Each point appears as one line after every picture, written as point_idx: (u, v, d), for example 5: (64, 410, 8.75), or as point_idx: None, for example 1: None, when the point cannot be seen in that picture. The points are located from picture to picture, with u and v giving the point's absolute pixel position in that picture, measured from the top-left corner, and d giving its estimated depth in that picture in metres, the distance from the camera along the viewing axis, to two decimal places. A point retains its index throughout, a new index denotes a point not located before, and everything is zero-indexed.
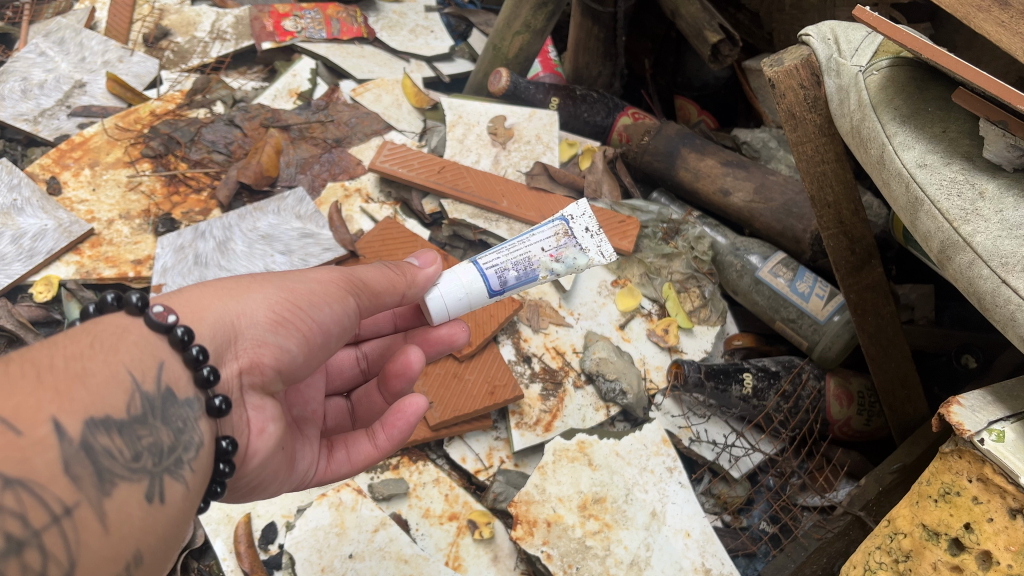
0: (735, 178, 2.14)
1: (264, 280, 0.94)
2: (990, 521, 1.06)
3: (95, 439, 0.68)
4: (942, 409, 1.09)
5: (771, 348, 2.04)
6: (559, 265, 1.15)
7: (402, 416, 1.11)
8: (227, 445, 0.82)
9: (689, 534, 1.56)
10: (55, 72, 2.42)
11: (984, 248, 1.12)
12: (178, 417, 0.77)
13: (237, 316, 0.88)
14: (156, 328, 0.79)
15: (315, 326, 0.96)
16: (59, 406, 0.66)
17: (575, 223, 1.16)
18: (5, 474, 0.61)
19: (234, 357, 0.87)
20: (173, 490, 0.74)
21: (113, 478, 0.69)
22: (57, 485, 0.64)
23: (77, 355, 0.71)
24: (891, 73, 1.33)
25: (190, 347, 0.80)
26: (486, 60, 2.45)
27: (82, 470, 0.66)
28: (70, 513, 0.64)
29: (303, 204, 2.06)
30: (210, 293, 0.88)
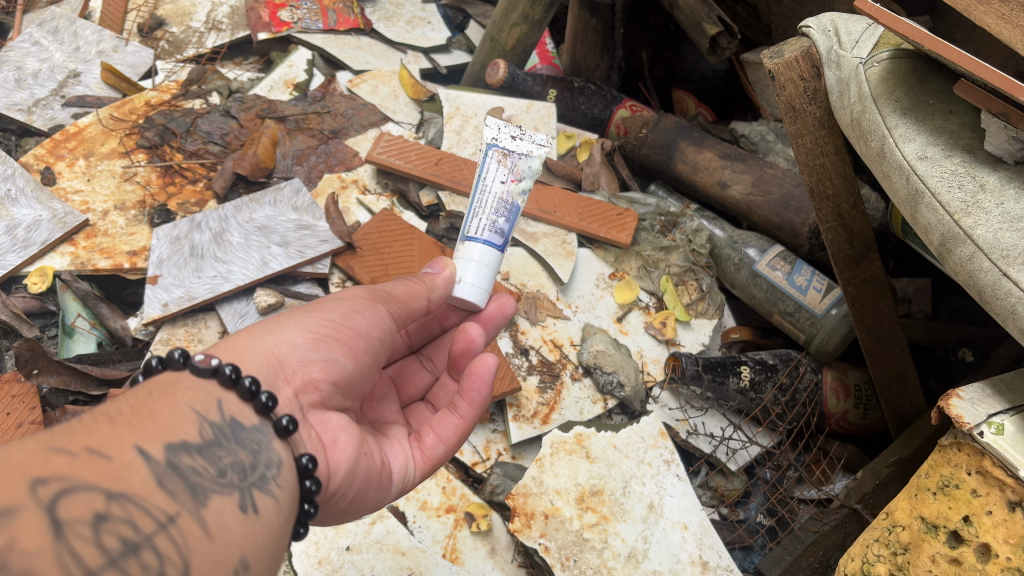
0: (733, 171, 2.14)
1: (293, 312, 0.95)
2: (989, 514, 1.05)
3: (180, 458, 0.69)
4: (941, 402, 1.08)
5: (767, 341, 2.03)
6: (523, 181, 1.26)
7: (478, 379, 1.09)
8: (307, 462, 0.81)
9: (686, 527, 1.56)
10: (48, 62, 2.40)
11: (985, 240, 1.11)
12: (251, 440, 0.78)
13: (277, 346, 0.88)
14: (203, 372, 0.79)
15: (354, 334, 0.96)
16: (139, 435, 0.68)
17: (502, 142, 1.25)
18: (106, 488, 0.62)
19: (288, 384, 0.87)
20: (264, 502, 0.74)
21: (205, 493, 0.69)
22: (157, 498, 0.65)
23: (141, 402, 0.73)
24: (892, 64, 1.33)
25: (242, 380, 0.80)
26: (484, 52, 2.44)
27: (176, 485, 0.67)
28: (174, 521, 0.65)
29: (299, 195, 2.05)
30: (246, 335, 0.88)
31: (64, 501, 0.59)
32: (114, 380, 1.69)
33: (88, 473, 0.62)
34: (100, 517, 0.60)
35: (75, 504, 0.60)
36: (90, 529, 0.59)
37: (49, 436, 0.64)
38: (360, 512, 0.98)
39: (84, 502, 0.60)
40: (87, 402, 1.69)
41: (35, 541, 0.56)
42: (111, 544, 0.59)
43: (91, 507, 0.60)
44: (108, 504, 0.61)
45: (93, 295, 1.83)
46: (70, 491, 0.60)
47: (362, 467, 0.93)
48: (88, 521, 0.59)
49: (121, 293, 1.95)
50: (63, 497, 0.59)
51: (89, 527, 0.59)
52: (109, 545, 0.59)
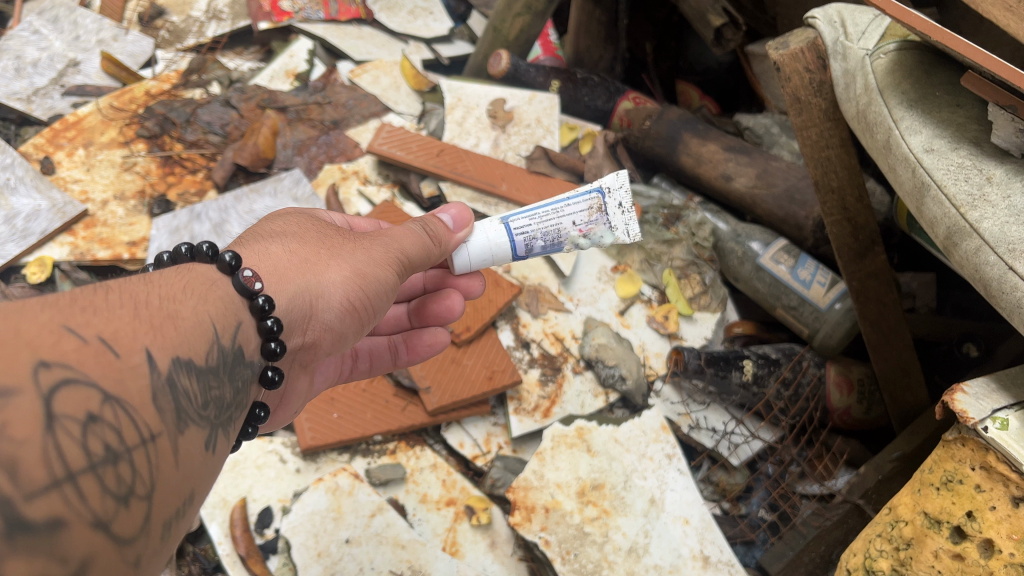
0: (738, 164, 2.12)
1: (340, 255, 1.00)
2: (993, 509, 1.04)
3: (179, 377, 0.67)
4: (946, 396, 1.07)
5: (771, 335, 2.01)
6: (586, 240, 1.20)
7: (432, 348, 1.38)
8: (262, 412, 0.88)
9: (688, 521, 1.55)
10: (48, 50, 2.38)
11: (992, 234, 1.10)
12: (240, 375, 0.80)
13: (313, 296, 0.95)
14: (241, 291, 0.83)
15: (371, 312, 1.04)
16: (152, 339, 0.66)
17: (609, 198, 1.18)
18: (104, 389, 0.59)
19: (298, 331, 0.95)
20: (221, 442, 0.74)
21: (186, 419, 0.67)
22: (148, 412, 0.62)
23: (169, 298, 0.72)
24: (899, 56, 1.31)
25: (267, 318, 0.84)
26: (486, 42, 2.42)
27: (166, 404, 0.65)
28: (155, 439, 0.62)
29: (300, 185, 2.03)
30: (293, 266, 0.95)
31: (63, 391, 0.56)
32: None
33: (90, 368, 0.59)
34: (92, 419, 0.57)
35: (71, 399, 0.56)
36: (80, 429, 0.55)
37: (66, 313, 0.61)
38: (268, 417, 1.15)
39: (81, 399, 0.57)
40: None
41: (26, 431, 0.52)
42: (95, 450, 0.56)
43: (86, 406, 0.57)
44: (101, 408, 0.58)
45: (92, 287, 1.86)
46: (70, 383, 0.56)
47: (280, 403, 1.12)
48: (80, 421, 0.56)
49: None
50: (61, 389, 0.56)
51: (80, 426, 0.56)
52: (94, 450, 0.56)
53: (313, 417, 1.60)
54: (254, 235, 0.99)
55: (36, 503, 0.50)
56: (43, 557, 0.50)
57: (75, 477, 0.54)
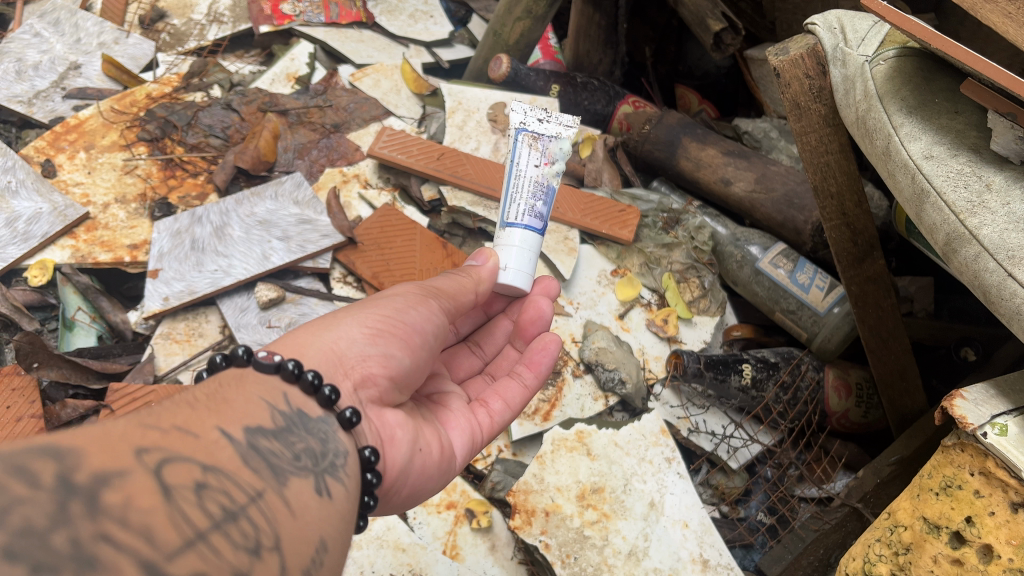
0: (736, 168, 2.13)
1: (350, 310, 0.98)
2: (992, 515, 1.05)
3: (258, 442, 0.69)
4: (945, 402, 1.09)
5: (768, 339, 2.02)
6: (556, 164, 1.33)
7: (546, 352, 1.23)
8: (370, 454, 0.84)
9: (687, 525, 1.56)
10: (49, 53, 2.39)
11: (991, 241, 1.11)
12: (319, 429, 0.79)
13: (338, 342, 0.91)
14: (263, 368, 0.80)
15: (410, 330, 1.00)
16: (219, 419, 0.68)
17: (531, 126, 1.31)
18: (199, 461, 0.61)
19: (348, 379, 0.90)
20: (335, 487, 0.74)
21: (284, 473, 0.69)
22: (245, 474, 0.64)
23: (214, 391, 0.74)
24: (898, 63, 1.32)
25: (302, 375, 0.81)
26: (486, 46, 2.43)
27: (257, 464, 0.67)
28: (262, 495, 0.64)
29: (301, 188, 2.04)
30: (304, 333, 0.91)
31: (168, 467, 0.58)
32: (114, 374, 1.70)
33: (180, 447, 0.61)
34: (200, 485, 0.59)
35: (176, 471, 0.58)
36: (193, 494, 0.57)
37: (138, 416, 0.62)
38: (415, 495, 1.00)
39: (184, 470, 0.58)
40: (87, 396, 1.69)
41: (148, 500, 0.53)
42: (213, 510, 0.58)
43: (190, 476, 0.59)
44: (205, 475, 0.60)
45: (93, 288, 1.83)
46: (169, 460, 0.58)
47: (416, 463, 0.96)
48: (191, 488, 0.57)
49: (121, 288, 1.94)
50: (164, 465, 0.57)
51: (192, 492, 0.57)
52: (212, 510, 0.57)
53: None
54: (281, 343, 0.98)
55: (179, 562, 0.52)
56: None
57: (205, 535, 0.55)
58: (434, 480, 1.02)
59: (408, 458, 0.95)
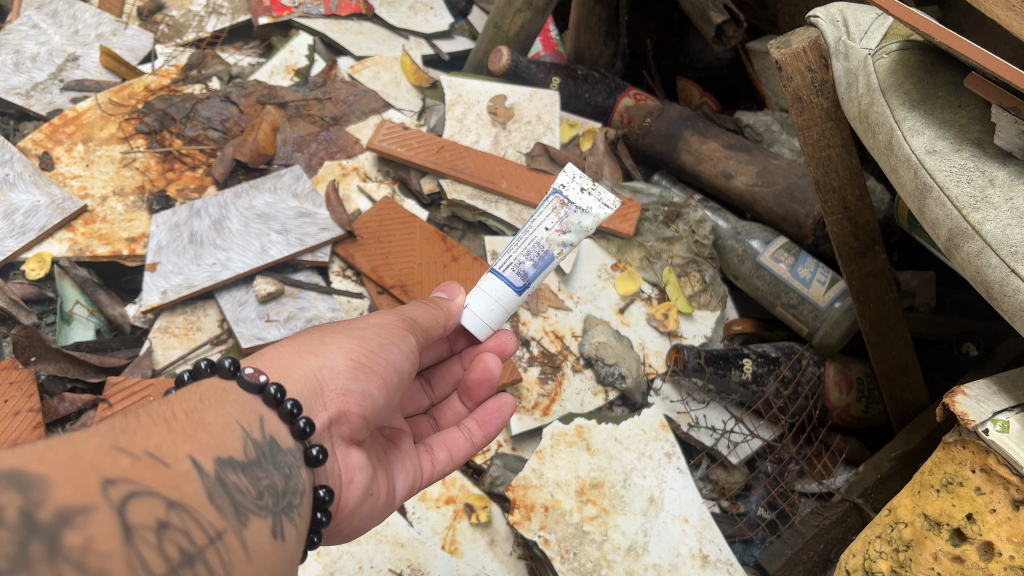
0: (738, 162, 2.12)
1: (334, 331, 0.99)
2: (993, 512, 1.05)
3: (227, 476, 0.68)
4: (947, 399, 1.08)
5: (770, 333, 2.02)
6: (567, 235, 1.20)
7: (501, 413, 1.21)
8: (325, 492, 0.82)
9: (687, 520, 1.55)
10: (47, 45, 2.37)
11: (994, 236, 1.10)
12: (284, 463, 0.77)
13: (319, 371, 0.92)
14: (250, 387, 0.80)
15: (389, 367, 1.00)
16: (192, 446, 0.66)
17: (568, 191, 1.19)
18: (166, 496, 0.60)
19: (323, 410, 0.90)
20: (289, 530, 0.72)
21: (246, 511, 0.67)
22: (208, 511, 0.63)
23: (193, 409, 0.72)
24: (902, 55, 1.30)
25: (284, 403, 0.81)
26: (486, 38, 2.41)
27: (222, 501, 0.65)
28: (222, 536, 0.63)
29: (300, 181, 2.03)
30: (290, 354, 0.92)
31: (132, 503, 0.57)
32: (113, 367, 1.70)
33: (149, 478, 0.60)
34: (162, 524, 0.58)
35: (141, 508, 0.57)
36: (153, 535, 0.57)
37: (110, 434, 0.62)
38: (357, 527, 1.01)
39: (148, 507, 0.58)
40: (85, 390, 1.70)
41: (108, 543, 0.54)
42: (171, 553, 0.57)
43: (154, 513, 0.58)
44: (168, 513, 0.59)
45: (92, 282, 1.82)
46: (135, 495, 0.58)
47: (366, 504, 0.98)
48: (152, 528, 0.57)
49: (119, 281, 1.92)
50: (130, 500, 0.57)
51: (153, 532, 0.57)
52: (170, 553, 0.57)
53: None
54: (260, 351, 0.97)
55: None
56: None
57: None
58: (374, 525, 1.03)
59: (360, 501, 0.96)
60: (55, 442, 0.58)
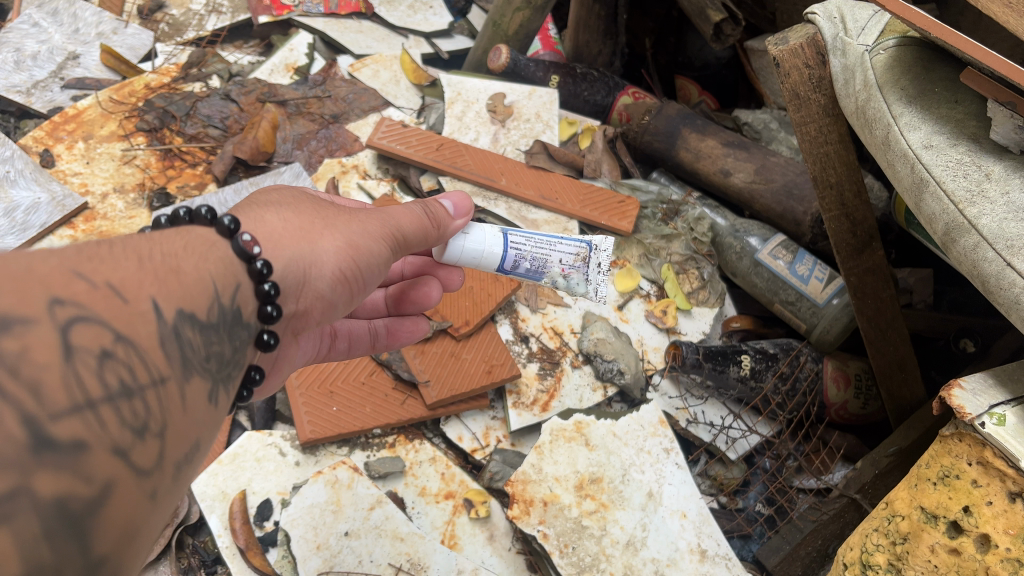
0: (736, 159, 2.12)
1: (334, 222, 0.98)
2: (990, 504, 1.05)
3: (184, 329, 0.68)
4: (943, 392, 1.09)
5: (768, 329, 2.03)
6: (563, 279, 1.31)
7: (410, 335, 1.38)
8: (257, 374, 0.84)
9: (685, 515, 1.56)
10: (48, 43, 2.38)
11: (990, 230, 1.10)
12: (239, 336, 0.79)
13: (308, 265, 0.92)
14: (239, 254, 0.81)
15: (363, 283, 1.02)
16: (158, 289, 0.67)
17: (594, 253, 1.32)
18: (115, 329, 0.61)
19: (294, 301, 0.92)
20: (223, 397, 0.74)
21: (192, 369, 0.68)
22: (156, 355, 0.64)
23: (171, 254, 0.73)
24: (899, 52, 1.32)
25: (266, 282, 0.82)
26: (485, 36, 2.42)
27: (173, 350, 0.66)
28: (165, 383, 0.64)
29: (300, 179, 2.04)
30: (289, 233, 0.92)
31: (78, 326, 0.58)
32: None
33: (102, 308, 0.61)
34: (106, 354, 0.59)
35: (86, 332, 0.58)
36: (95, 362, 0.58)
37: (74, 258, 0.63)
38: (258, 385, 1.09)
39: (95, 334, 0.59)
40: None
41: (46, 356, 0.55)
42: (111, 383, 0.58)
43: (99, 341, 0.59)
44: (115, 345, 0.60)
45: None
46: (83, 319, 0.58)
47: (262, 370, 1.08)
48: (95, 354, 0.58)
49: None
50: (76, 323, 0.58)
51: (95, 359, 0.58)
52: (109, 382, 0.58)
53: (312, 410, 1.62)
54: (260, 199, 0.96)
55: (61, 425, 0.53)
56: (68, 474, 0.53)
57: (96, 406, 0.57)
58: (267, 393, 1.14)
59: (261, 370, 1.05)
60: (10, 256, 0.58)
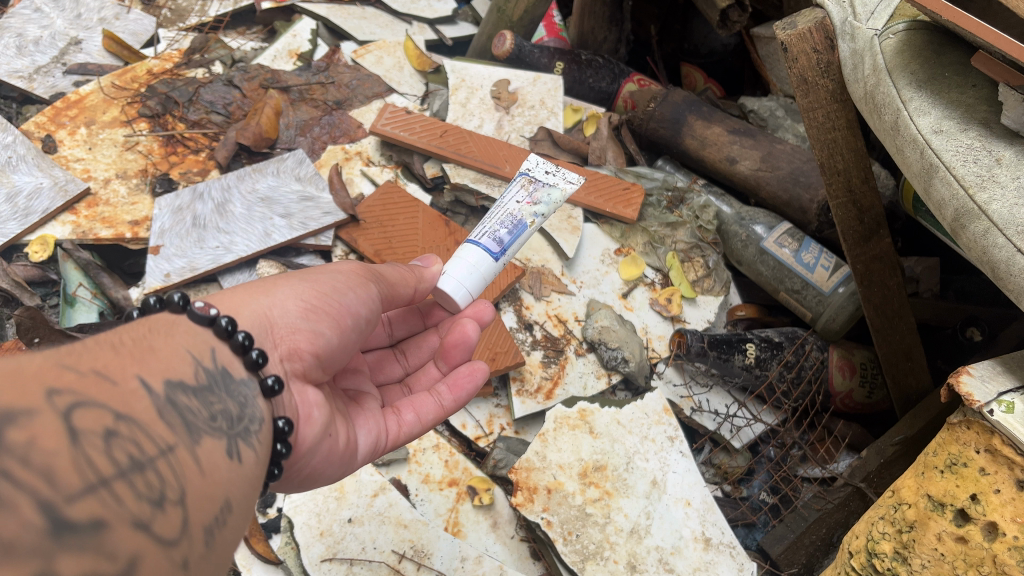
0: (742, 147, 2.11)
1: (289, 277, 1.00)
2: (997, 492, 1.04)
3: (177, 396, 0.69)
4: (951, 379, 1.08)
5: (772, 318, 2.02)
6: (539, 206, 1.28)
7: (472, 378, 1.20)
8: (284, 424, 0.84)
9: (689, 503, 1.55)
10: (50, 29, 2.37)
11: (1000, 215, 1.09)
12: (238, 393, 0.80)
13: (270, 309, 0.93)
14: (200, 320, 0.82)
15: (343, 310, 1.01)
16: (140, 367, 0.67)
17: (534, 172, 1.30)
18: (114, 408, 0.60)
19: (273, 347, 0.91)
20: (245, 453, 0.74)
21: (198, 432, 0.68)
22: (158, 427, 0.64)
23: (140, 339, 0.73)
24: (909, 36, 1.30)
25: (235, 334, 0.83)
26: (490, 23, 2.40)
27: (173, 419, 0.66)
28: (173, 450, 0.63)
29: (303, 166, 2.03)
30: (242, 293, 0.93)
31: (78, 411, 0.57)
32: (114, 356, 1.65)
33: (96, 392, 0.60)
34: (110, 433, 0.58)
35: (87, 416, 0.57)
36: (101, 441, 0.57)
37: (55, 354, 0.61)
38: (318, 473, 1.00)
39: (95, 416, 0.58)
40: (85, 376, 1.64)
41: (54, 442, 0.53)
42: (121, 459, 0.57)
43: (101, 422, 0.58)
44: (117, 423, 0.59)
45: (94, 264, 1.78)
46: (81, 404, 0.57)
47: (325, 445, 0.97)
48: (99, 434, 0.57)
49: (122, 264, 1.93)
50: (75, 408, 0.56)
51: (101, 439, 0.57)
52: (119, 459, 0.57)
53: None
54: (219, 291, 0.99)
55: (77, 506, 0.51)
56: (91, 553, 0.50)
57: (109, 482, 0.55)
58: (327, 477, 1.03)
59: (319, 441, 0.95)
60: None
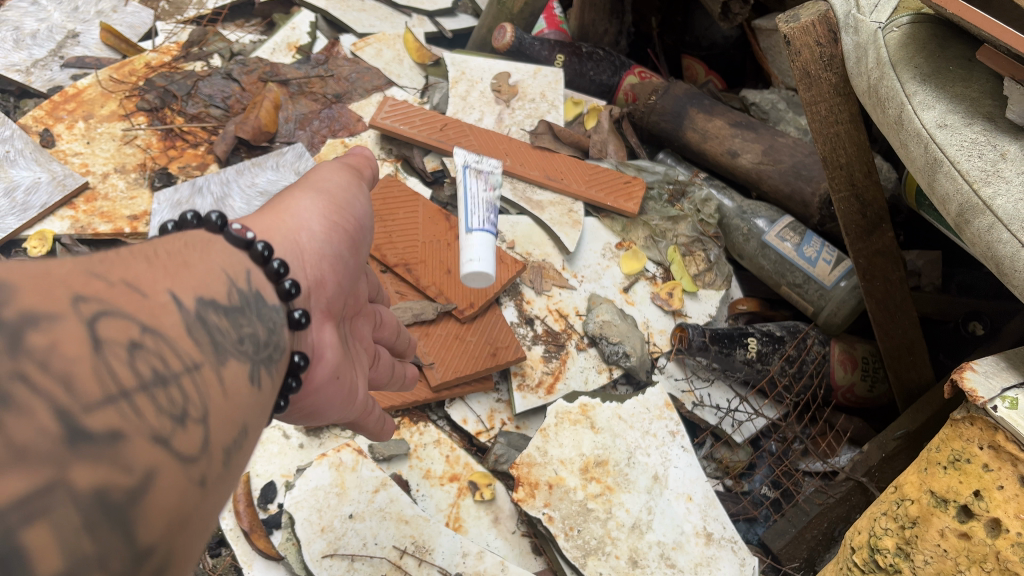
0: (744, 140, 2.10)
1: (302, 193, 0.99)
2: (1000, 489, 1.04)
3: (207, 314, 0.66)
4: (955, 375, 1.07)
5: (773, 312, 2.05)
6: None
7: None
8: (300, 358, 0.85)
9: (691, 498, 1.55)
10: (47, 21, 2.34)
11: (1006, 211, 1.08)
12: (269, 317, 0.79)
13: (298, 232, 0.93)
14: (237, 243, 0.81)
15: (355, 229, 1.03)
16: (173, 282, 0.65)
17: None
18: (140, 320, 0.58)
19: (306, 272, 0.92)
20: (265, 379, 0.73)
21: (225, 353, 0.67)
22: (186, 343, 0.61)
23: (176, 253, 0.71)
24: (912, 29, 1.29)
25: (271, 261, 0.83)
26: (490, 14, 2.37)
27: (201, 336, 0.64)
28: (198, 368, 0.61)
29: (302, 159, 2.03)
30: (265, 216, 0.92)
31: (104, 319, 0.54)
32: None
33: (124, 302, 0.58)
34: (136, 344, 0.56)
35: (113, 325, 0.55)
36: (125, 352, 0.54)
37: (86, 259, 0.59)
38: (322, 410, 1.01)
39: (121, 326, 0.55)
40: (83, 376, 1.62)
41: (76, 349, 0.51)
42: (143, 371, 0.55)
43: (127, 333, 0.56)
44: (142, 335, 0.57)
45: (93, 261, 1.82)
46: (107, 313, 0.55)
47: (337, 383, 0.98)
48: (124, 345, 0.55)
49: None
50: (101, 317, 0.54)
51: (125, 350, 0.54)
52: (142, 371, 0.55)
53: None
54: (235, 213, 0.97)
55: (95, 416, 0.49)
56: (107, 465, 0.48)
57: (130, 395, 0.52)
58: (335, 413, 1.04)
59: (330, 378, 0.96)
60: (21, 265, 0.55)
